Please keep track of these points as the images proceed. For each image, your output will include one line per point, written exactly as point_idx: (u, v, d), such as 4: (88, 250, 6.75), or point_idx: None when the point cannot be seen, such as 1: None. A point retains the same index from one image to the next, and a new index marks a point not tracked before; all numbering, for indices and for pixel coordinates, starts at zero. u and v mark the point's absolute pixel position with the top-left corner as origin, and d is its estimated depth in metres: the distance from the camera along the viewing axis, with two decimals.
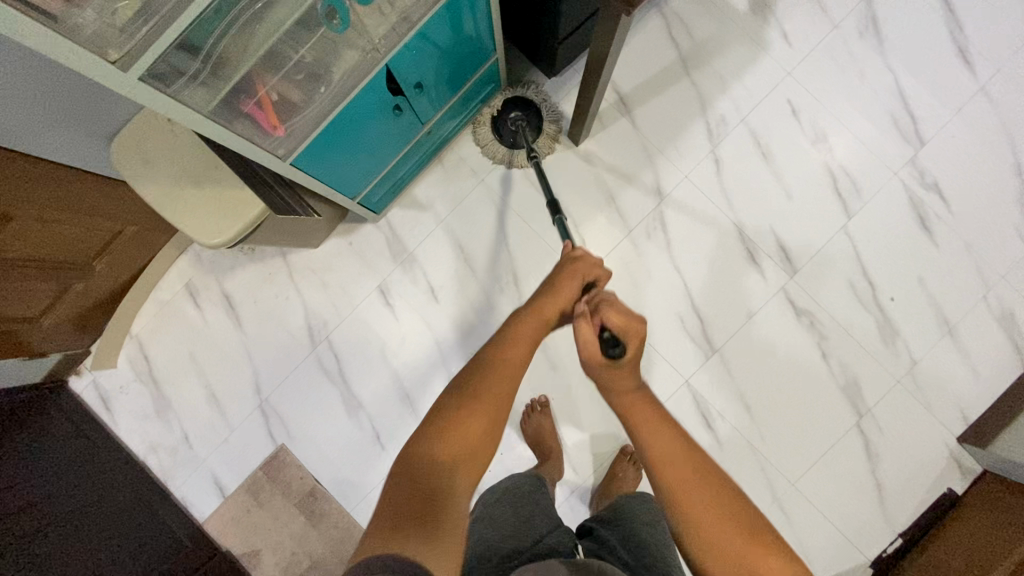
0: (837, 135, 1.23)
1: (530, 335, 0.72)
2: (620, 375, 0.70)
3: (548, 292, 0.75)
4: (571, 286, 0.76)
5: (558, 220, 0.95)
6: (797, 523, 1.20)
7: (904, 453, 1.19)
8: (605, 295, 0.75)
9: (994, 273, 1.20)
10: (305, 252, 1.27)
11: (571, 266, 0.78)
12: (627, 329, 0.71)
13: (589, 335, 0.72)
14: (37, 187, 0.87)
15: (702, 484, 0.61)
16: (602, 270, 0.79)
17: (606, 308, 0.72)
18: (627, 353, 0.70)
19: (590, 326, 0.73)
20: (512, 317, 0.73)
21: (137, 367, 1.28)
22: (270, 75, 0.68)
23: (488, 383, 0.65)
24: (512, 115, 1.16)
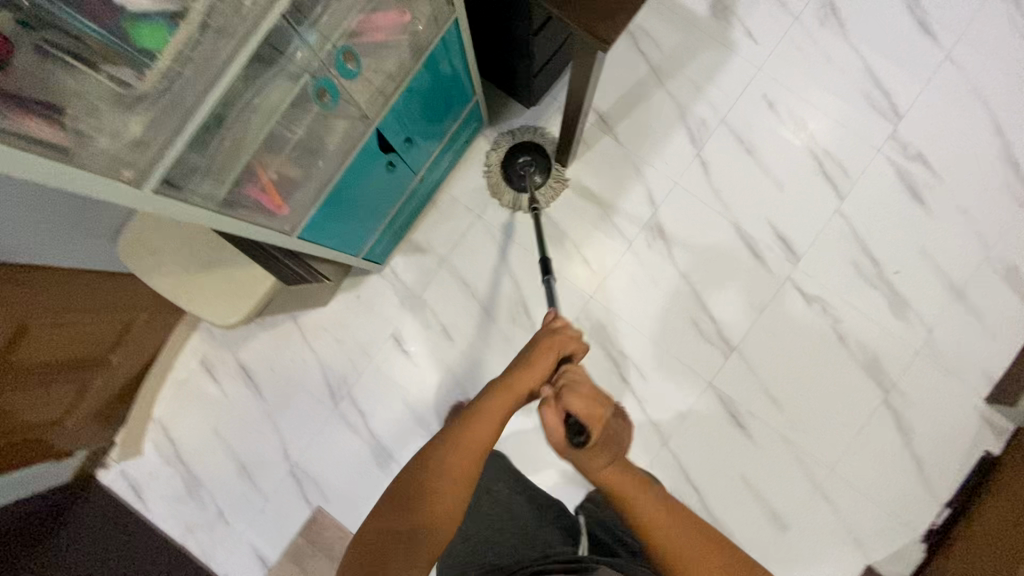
0: (816, 121, 1.25)
1: (497, 418, 0.69)
2: (594, 457, 0.68)
3: (519, 369, 0.72)
4: (542, 363, 0.73)
5: (547, 283, 0.99)
6: (842, 508, 1.19)
7: (936, 422, 1.19)
8: (572, 375, 0.72)
9: (992, 232, 1.22)
10: (314, 312, 1.28)
11: (545, 341, 0.76)
12: (593, 415, 0.68)
13: (553, 422, 0.69)
14: (47, 294, 0.89)
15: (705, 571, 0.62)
16: (576, 343, 0.78)
17: (568, 394, 0.69)
18: (594, 437, 0.67)
19: (556, 412, 0.70)
20: (476, 399, 0.71)
21: (164, 451, 1.28)
22: (268, 158, 0.69)
23: (458, 456, 0.65)
24: (520, 160, 1.20)
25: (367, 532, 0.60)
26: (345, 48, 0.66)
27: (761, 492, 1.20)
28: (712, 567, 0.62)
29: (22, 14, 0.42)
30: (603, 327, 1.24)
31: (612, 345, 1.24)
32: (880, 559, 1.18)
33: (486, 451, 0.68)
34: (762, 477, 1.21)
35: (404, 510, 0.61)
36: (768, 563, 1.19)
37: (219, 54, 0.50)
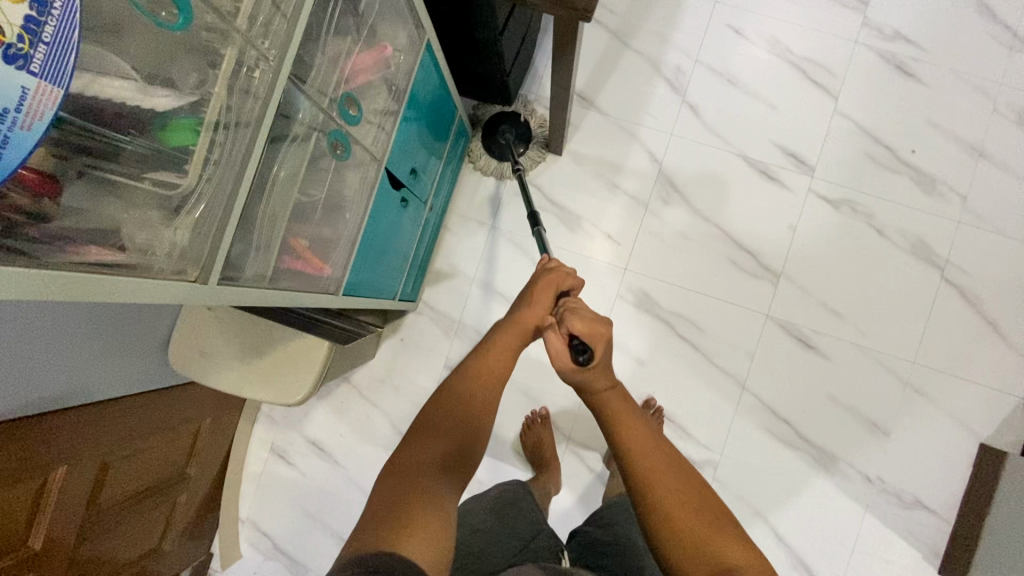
0: (787, 33, 1.25)
1: (506, 352, 0.71)
2: (594, 373, 0.67)
3: (523, 305, 0.76)
4: (544, 297, 0.76)
5: (536, 232, 0.98)
6: (934, 394, 1.18)
7: (1001, 283, 1.18)
8: (572, 303, 0.75)
9: (992, 83, 1.21)
10: (364, 367, 1.28)
11: (544, 278, 0.79)
12: (594, 335, 0.69)
13: (559, 345, 0.70)
14: (120, 426, 0.89)
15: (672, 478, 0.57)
16: (575, 278, 0.81)
17: (569, 317, 0.71)
18: (596, 355, 0.67)
19: (560, 336, 0.71)
20: (488, 334, 0.73)
21: (262, 547, 1.27)
22: (302, 227, 0.69)
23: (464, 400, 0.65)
24: (498, 128, 1.22)
25: (394, 464, 0.58)
26: (345, 95, 0.67)
27: (851, 405, 1.19)
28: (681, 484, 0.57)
29: (58, 148, 0.40)
30: (646, 293, 1.23)
31: (660, 308, 1.23)
32: (990, 434, 1.16)
33: (498, 389, 0.68)
34: (849, 390, 1.19)
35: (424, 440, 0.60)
36: (881, 471, 1.18)
37: (244, 132, 0.50)
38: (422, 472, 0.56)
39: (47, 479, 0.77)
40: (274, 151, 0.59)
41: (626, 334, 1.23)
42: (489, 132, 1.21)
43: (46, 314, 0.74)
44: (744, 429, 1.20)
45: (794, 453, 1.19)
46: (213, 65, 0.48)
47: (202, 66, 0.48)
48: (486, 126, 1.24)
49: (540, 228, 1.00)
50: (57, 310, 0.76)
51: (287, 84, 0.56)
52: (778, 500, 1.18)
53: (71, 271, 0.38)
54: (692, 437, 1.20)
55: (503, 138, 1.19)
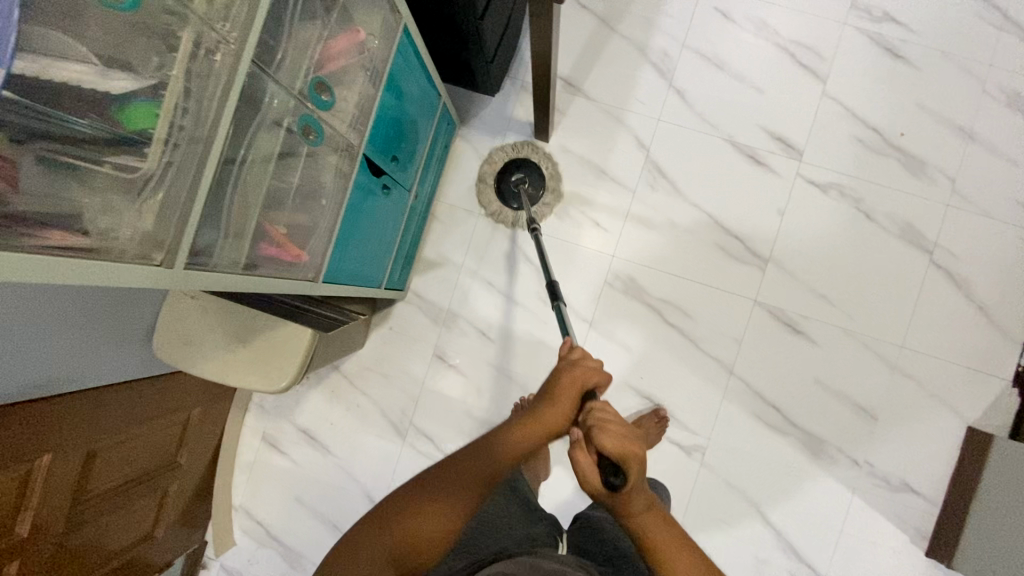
0: (775, 16, 1.23)
1: (524, 447, 0.68)
2: (631, 500, 0.62)
3: (545, 404, 0.71)
4: (568, 398, 0.71)
5: (558, 308, 0.96)
6: (922, 378, 1.18)
7: (989, 266, 1.18)
8: (600, 414, 0.66)
9: (982, 64, 1.20)
10: (354, 357, 1.28)
11: (569, 375, 0.73)
12: (627, 455, 0.61)
13: (588, 466, 0.64)
14: (108, 415, 0.90)
15: None
16: (603, 375, 0.73)
17: (598, 433, 0.62)
18: (629, 481, 0.60)
19: (588, 454, 0.65)
20: (506, 423, 0.71)
21: (255, 535, 1.29)
22: (275, 213, 0.69)
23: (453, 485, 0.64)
24: (514, 178, 1.24)
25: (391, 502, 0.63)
26: (316, 79, 0.66)
27: (840, 389, 1.19)
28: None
29: (10, 130, 0.40)
30: (633, 280, 1.23)
31: (648, 295, 1.23)
32: (978, 417, 1.17)
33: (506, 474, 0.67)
34: (837, 375, 1.19)
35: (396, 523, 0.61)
36: (869, 455, 1.18)
37: (208, 116, 0.50)
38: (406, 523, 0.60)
39: (33, 466, 0.78)
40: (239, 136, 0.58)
41: (615, 321, 1.23)
42: (504, 182, 1.25)
43: (39, 298, 0.76)
44: (732, 414, 1.20)
45: (781, 438, 1.19)
46: (172, 47, 0.48)
47: (160, 49, 0.48)
48: (502, 172, 1.25)
49: (559, 303, 0.97)
50: (48, 294, 0.77)
51: (251, 67, 0.55)
52: (767, 486, 1.19)
53: (29, 252, 0.38)
54: (681, 423, 1.21)
55: (518, 187, 1.23)
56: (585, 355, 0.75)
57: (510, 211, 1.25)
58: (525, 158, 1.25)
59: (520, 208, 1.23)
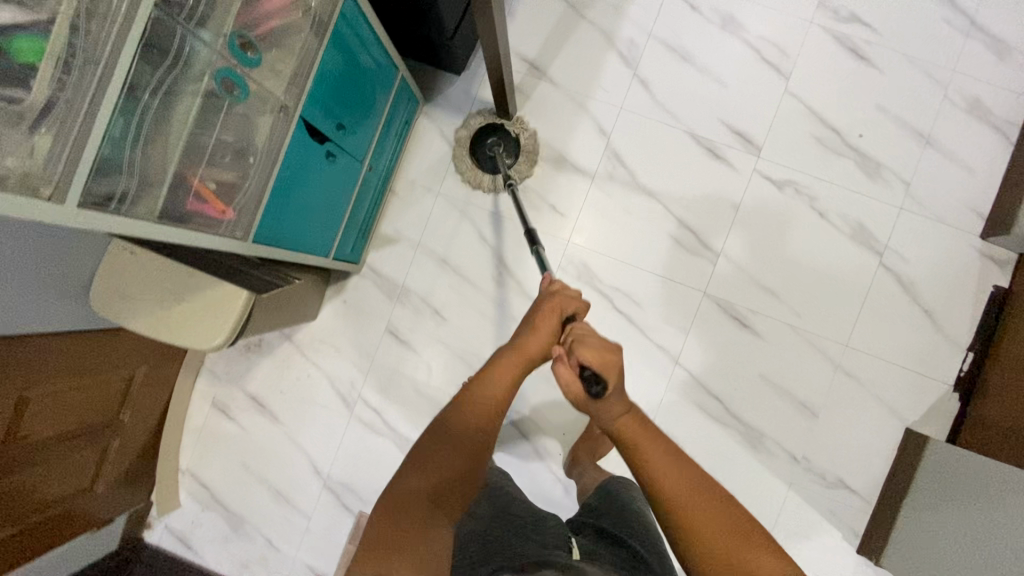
0: (743, 10, 1.23)
1: (512, 376, 0.77)
2: (610, 405, 0.71)
3: (528, 331, 0.80)
4: (548, 322, 0.81)
5: (536, 252, 0.98)
6: (864, 378, 1.19)
7: (937, 271, 1.19)
8: (579, 330, 0.77)
9: (944, 69, 1.20)
10: (306, 327, 1.29)
11: (549, 303, 0.82)
12: (605, 364, 0.72)
13: (570, 376, 0.75)
14: (44, 364, 0.91)
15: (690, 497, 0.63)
16: (579, 302, 0.83)
17: (577, 345, 0.74)
18: (609, 385, 0.71)
19: (569, 367, 0.75)
20: (496, 356, 0.78)
21: (200, 498, 1.30)
22: (197, 166, 0.71)
23: (465, 424, 0.71)
24: (490, 142, 1.24)
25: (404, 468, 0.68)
26: (237, 33, 0.69)
27: (782, 385, 1.20)
28: (688, 483, 0.64)
29: None
30: (586, 267, 1.24)
31: (600, 282, 1.24)
32: (916, 420, 1.18)
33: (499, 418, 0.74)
34: (781, 371, 1.20)
35: (420, 470, 0.67)
36: (807, 452, 1.19)
37: (102, 55, 0.51)
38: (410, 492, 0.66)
39: None
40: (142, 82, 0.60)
41: None
42: (478, 151, 1.26)
43: None
44: (675, 404, 1.21)
45: (722, 431, 1.20)
46: None
47: None
48: (476, 134, 1.26)
49: (537, 247, 0.99)
50: None
51: (153, 14, 0.57)
52: None
53: None
54: None
55: (493, 150, 1.23)
56: (562, 287, 0.84)
57: (487, 176, 1.26)
58: (500, 121, 1.25)
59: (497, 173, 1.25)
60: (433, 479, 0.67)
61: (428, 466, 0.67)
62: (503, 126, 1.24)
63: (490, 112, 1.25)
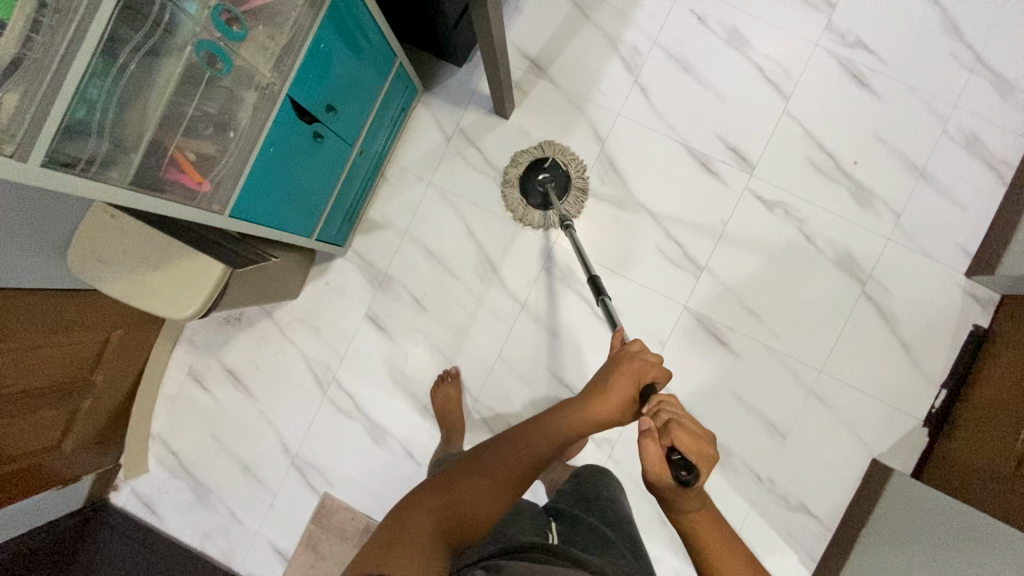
0: (749, 26, 1.23)
1: (567, 429, 0.71)
2: (686, 497, 0.65)
3: (601, 393, 0.74)
4: (625, 385, 0.74)
5: (603, 304, 0.97)
6: (836, 405, 1.19)
7: (918, 306, 1.19)
8: (669, 409, 0.70)
9: (945, 103, 1.19)
10: (287, 305, 1.29)
11: (628, 365, 0.76)
12: (699, 454, 0.66)
13: (657, 456, 0.66)
14: (16, 318, 0.92)
15: (732, 560, 0.64)
16: (660, 371, 0.77)
17: (676, 428, 0.67)
18: (702, 479, 0.64)
19: (656, 445, 0.67)
20: (558, 406, 0.74)
21: (169, 465, 1.31)
22: (176, 135, 0.72)
23: (503, 458, 0.66)
24: (541, 178, 1.22)
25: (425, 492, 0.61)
26: (224, 6, 0.69)
27: (753, 405, 1.20)
28: (727, 547, 0.65)
29: None
30: (570, 270, 1.24)
31: (583, 286, 1.24)
32: (884, 451, 1.18)
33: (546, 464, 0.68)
34: (753, 391, 1.20)
35: (443, 490, 0.61)
36: (772, 473, 1.19)
37: (74, 15, 0.53)
38: (426, 514, 0.58)
39: None
40: (117, 46, 0.62)
41: (545, 307, 1.25)
42: (528, 186, 1.23)
43: None
44: None
45: None
46: None
47: None
48: (526, 170, 1.23)
49: (605, 299, 0.98)
50: None
51: None
52: None
53: None
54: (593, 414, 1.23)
55: (544, 187, 1.21)
56: (643, 351, 0.78)
57: (536, 212, 1.24)
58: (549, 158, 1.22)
59: (547, 209, 1.22)
60: (456, 497, 0.61)
61: (456, 487, 0.62)
62: (556, 162, 1.22)
63: (544, 148, 1.22)
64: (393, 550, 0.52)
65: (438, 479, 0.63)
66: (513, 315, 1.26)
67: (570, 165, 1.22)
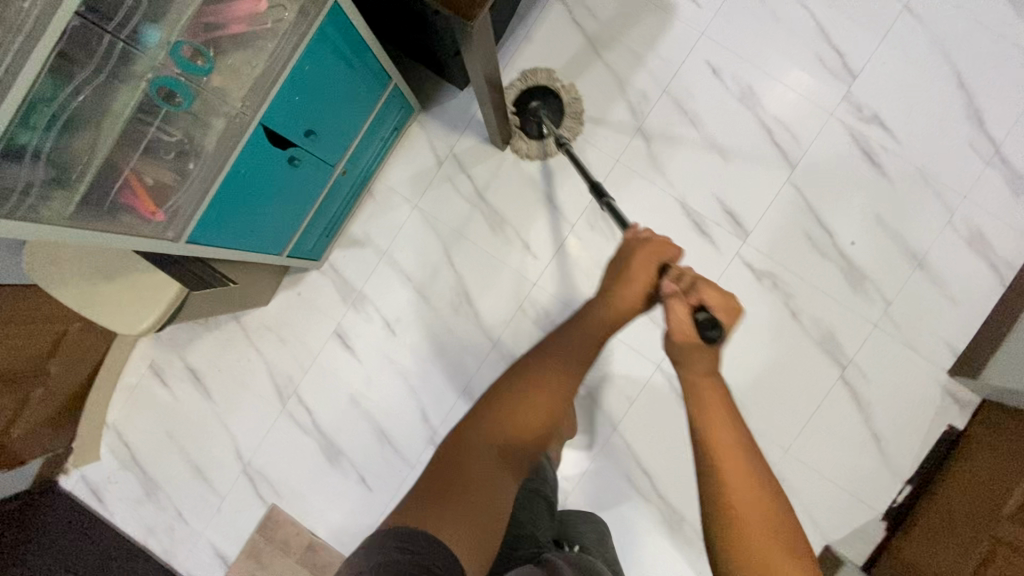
0: (765, 85, 1.17)
1: (601, 330, 0.77)
2: (702, 360, 0.70)
3: (621, 281, 0.77)
4: (646, 271, 0.77)
5: (606, 205, 0.90)
6: (797, 487, 1.17)
7: (895, 397, 1.16)
8: (689, 274, 0.75)
9: (955, 194, 1.15)
10: (256, 311, 1.26)
11: (646, 249, 0.78)
12: (720, 309, 0.72)
13: (683, 316, 0.72)
14: None
15: (729, 429, 0.66)
16: (677, 250, 0.78)
17: (699, 288, 0.73)
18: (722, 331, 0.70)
19: (685, 309, 0.73)
20: (587, 307, 0.78)
21: (120, 456, 1.30)
22: (133, 161, 0.70)
23: (547, 376, 0.72)
24: (532, 106, 1.19)
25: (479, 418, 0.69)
26: (186, 43, 0.67)
27: None
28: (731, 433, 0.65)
29: None
30: (547, 313, 1.21)
31: None
32: (838, 539, 1.16)
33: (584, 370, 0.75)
34: None
35: (497, 417, 0.68)
36: None
37: None
38: (480, 447, 0.66)
39: None
40: (66, 73, 0.59)
41: (517, 348, 1.22)
42: (522, 117, 1.19)
43: None
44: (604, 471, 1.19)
45: (643, 506, 1.19)
46: None
47: None
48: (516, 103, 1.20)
49: (608, 199, 0.91)
50: None
51: (77, 18, 0.56)
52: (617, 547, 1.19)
53: None
54: None
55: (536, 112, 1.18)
56: (652, 239, 0.79)
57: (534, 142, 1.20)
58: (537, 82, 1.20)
59: (541, 139, 1.20)
60: (504, 437, 0.67)
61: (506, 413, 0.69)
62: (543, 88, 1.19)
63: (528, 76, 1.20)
64: (445, 489, 0.61)
65: (485, 404, 0.70)
66: (483, 352, 1.23)
67: (539, 78, 1.19)
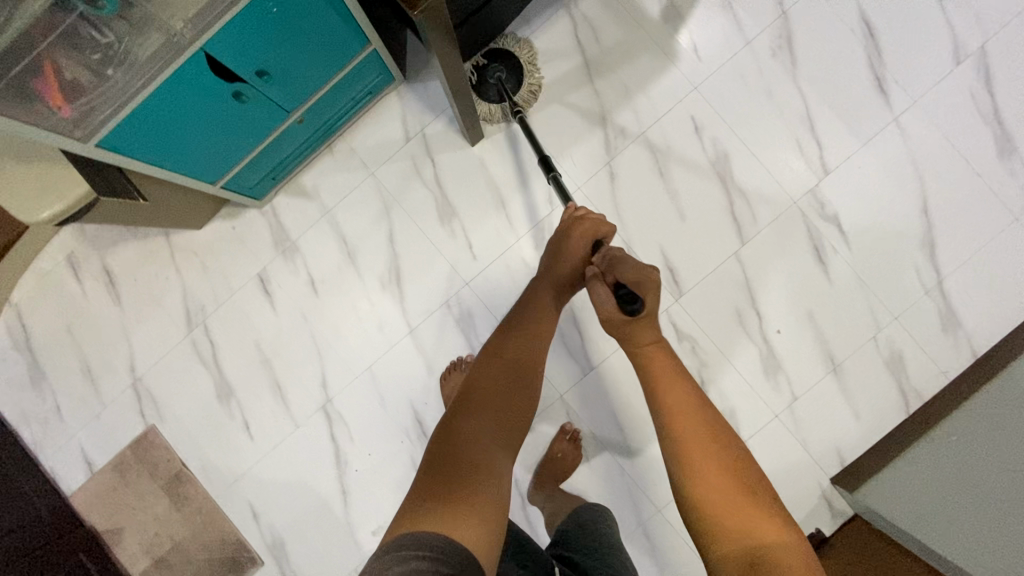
0: (740, 156, 1.17)
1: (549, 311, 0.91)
2: (640, 330, 0.85)
3: (562, 261, 0.94)
4: (578, 245, 0.93)
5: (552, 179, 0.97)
6: (660, 550, 1.16)
7: (774, 489, 1.17)
8: (615, 256, 0.90)
9: (887, 312, 1.16)
10: (186, 233, 1.25)
11: (580, 227, 0.94)
12: (640, 277, 0.85)
13: (607, 296, 0.88)
14: None
15: (690, 419, 0.75)
16: (608, 226, 0.94)
17: (620, 266, 0.88)
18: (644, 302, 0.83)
19: (607, 285, 0.89)
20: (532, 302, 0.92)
21: (16, 337, 1.27)
22: (50, 49, 0.68)
23: (503, 371, 0.81)
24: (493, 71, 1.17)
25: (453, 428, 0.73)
26: None
27: None
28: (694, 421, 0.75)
29: None
30: (469, 315, 1.21)
31: (475, 336, 1.21)
32: None
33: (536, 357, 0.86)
34: None
35: (469, 416, 0.75)
36: None
37: None
38: (462, 442, 0.71)
39: None
40: None
41: (430, 341, 1.21)
42: (481, 81, 1.18)
43: None
44: None
45: None
46: None
47: None
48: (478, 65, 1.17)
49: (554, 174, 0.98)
50: None
51: None
52: None
53: None
54: None
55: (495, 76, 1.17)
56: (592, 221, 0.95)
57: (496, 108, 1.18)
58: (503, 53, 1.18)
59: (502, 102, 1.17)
60: (486, 428, 0.74)
61: (478, 409, 0.76)
62: (506, 51, 1.18)
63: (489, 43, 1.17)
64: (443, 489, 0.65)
65: (459, 412, 0.75)
66: (396, 335, 1.22)
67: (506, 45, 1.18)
